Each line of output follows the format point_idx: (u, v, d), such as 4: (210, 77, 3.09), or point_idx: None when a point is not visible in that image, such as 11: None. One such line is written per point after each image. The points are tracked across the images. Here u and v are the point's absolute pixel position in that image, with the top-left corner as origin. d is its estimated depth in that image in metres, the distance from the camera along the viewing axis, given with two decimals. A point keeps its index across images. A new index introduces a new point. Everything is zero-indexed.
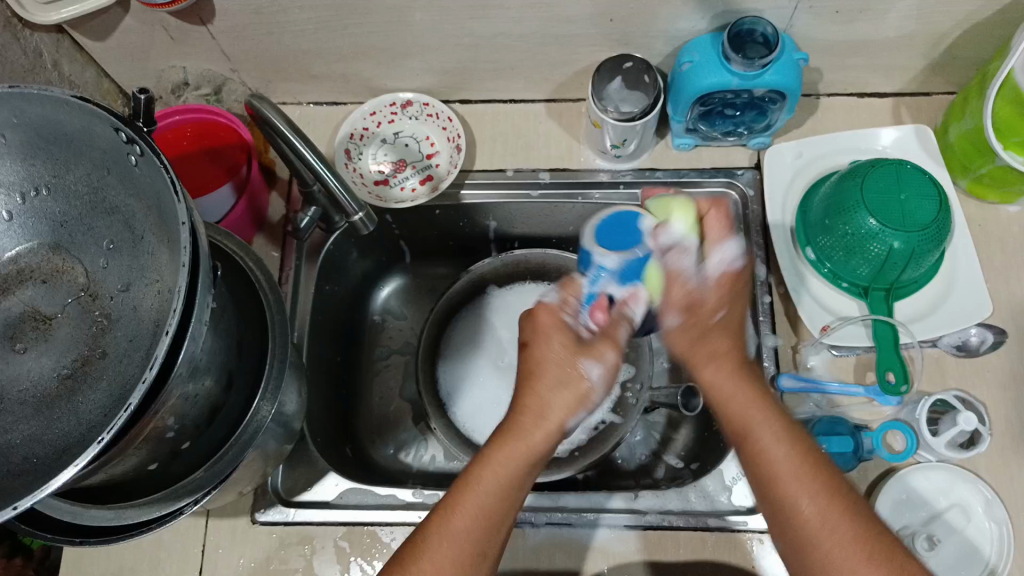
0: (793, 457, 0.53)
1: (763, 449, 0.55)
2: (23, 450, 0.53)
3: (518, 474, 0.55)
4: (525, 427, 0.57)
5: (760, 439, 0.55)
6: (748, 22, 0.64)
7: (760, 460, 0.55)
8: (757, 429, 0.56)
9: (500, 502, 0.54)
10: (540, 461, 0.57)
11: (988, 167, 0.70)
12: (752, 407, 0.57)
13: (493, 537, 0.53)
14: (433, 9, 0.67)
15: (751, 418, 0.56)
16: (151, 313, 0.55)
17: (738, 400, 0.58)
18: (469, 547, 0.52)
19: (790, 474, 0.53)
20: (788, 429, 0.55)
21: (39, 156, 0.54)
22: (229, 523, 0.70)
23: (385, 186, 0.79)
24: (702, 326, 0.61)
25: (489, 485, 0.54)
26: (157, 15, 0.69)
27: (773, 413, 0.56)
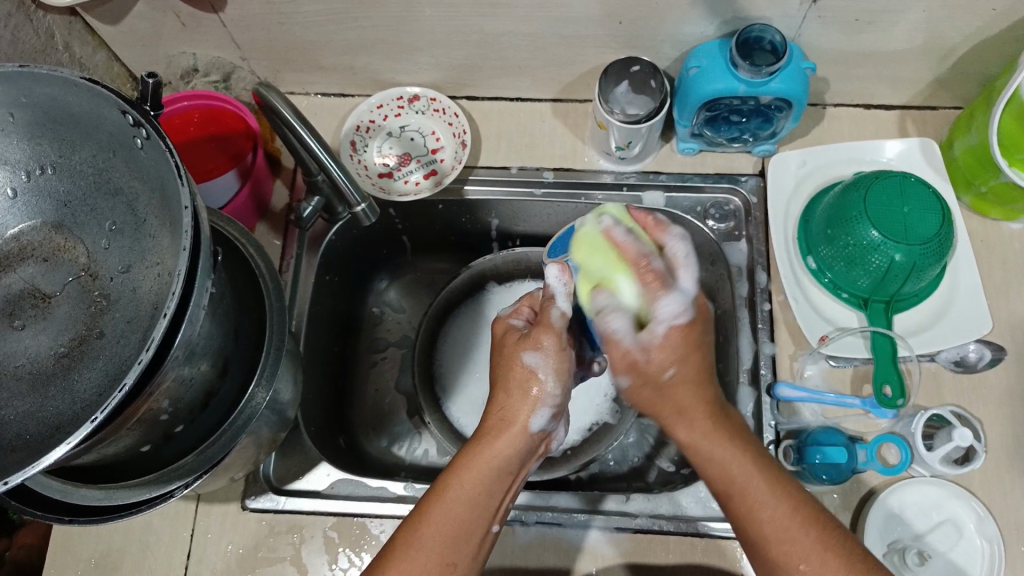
0: (783, 520, 0.50)
1: (755, 510, 0.51)
2: (17, 426, 0.53)
3: (489, 486, 0.54)
4: (491, 441, 0.56)
5: (749, 496, 0.52)
6: (756, 30, 0.65)
7: (749, 522, 0.51)
8: (750, 485, 0.52)
9: (471, 516, 0.53)
10: (512, 477, 0.56)
11: (992, 183, 0.70)
12: (734, 469, 0.53)
13: (466, 551, 0.52)
14: (443, 6, 0.67)
15: (739, 477, 0.52)
16: (150, 296, 0.56)
17: (727, 461, 0.53)
18: (439, 556, 0.50)
19: (780, 537, 0.50)
20: (775, 482, 0.52)
21: (46, 135, 0.54)
22: (219, 509, 0.70)
23: (389, 179, 0.80)
24: (653, 389, 0.55)
25: (457, 496, 0.53)
26: (170, 1, 0.69)
27: (756, 474, 0.52)
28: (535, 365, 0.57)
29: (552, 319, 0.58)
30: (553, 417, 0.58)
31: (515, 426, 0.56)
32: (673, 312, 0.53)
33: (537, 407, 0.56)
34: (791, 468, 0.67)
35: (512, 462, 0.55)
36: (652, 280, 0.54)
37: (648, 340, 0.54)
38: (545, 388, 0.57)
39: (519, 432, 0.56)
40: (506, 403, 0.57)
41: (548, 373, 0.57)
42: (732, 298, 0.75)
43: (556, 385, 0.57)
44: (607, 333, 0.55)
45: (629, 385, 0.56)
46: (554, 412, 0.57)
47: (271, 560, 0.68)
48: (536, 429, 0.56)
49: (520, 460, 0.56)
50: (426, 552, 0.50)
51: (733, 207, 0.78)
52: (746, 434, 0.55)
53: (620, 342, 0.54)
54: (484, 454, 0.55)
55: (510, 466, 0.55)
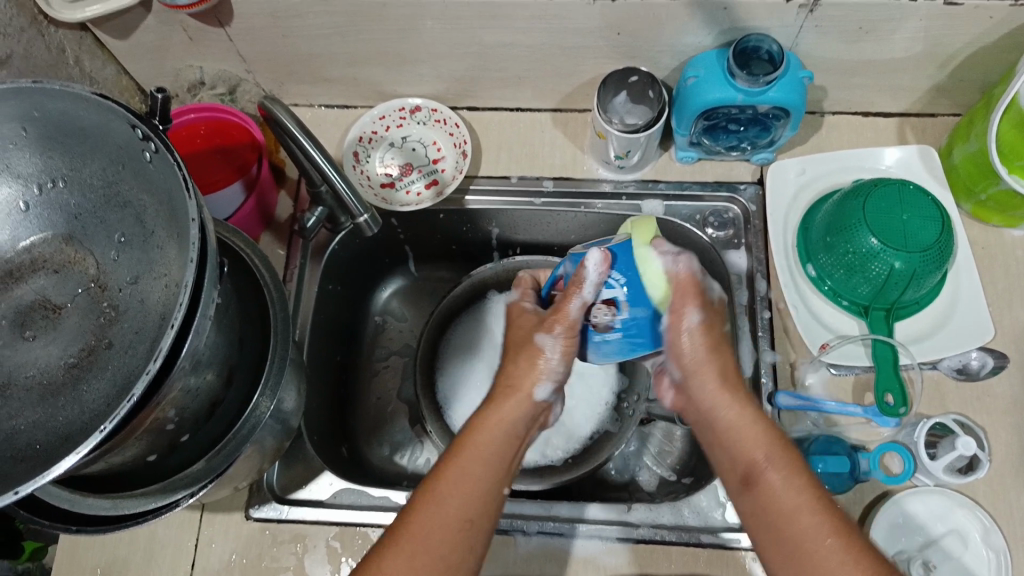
0: (799, 491, 0.50)
1: (775, 486, 0.51)
2: (28, 435, 0.54)
3: (499, 448, 0.55)
4: (502, 404, 0.57)
5: (771, 472, 0.51)
6: (753, 40, 0.65)
7: (768, 499, 0.51)
8: (766, 458, 0.52)
9: (485, 478, 0.53)
10: (519, 441, 0.57)
11: (993, 190, 0.70)
12: (754, 442, 0.53)
13: (484, 512, 0.52)
14: (444, 18, 0.68)
15: (762, 453, 0.52)
16: (158, 306, 0.56)
17: (749, 437, 0.53)
18: (457, 512, 0.51)
19: (804, 512, 0.49)
20: (795, 460, 0.52)
21: (57, 149, 0.56)
22: (223, 518, 0.70)
23: (391, 189, 0.80)
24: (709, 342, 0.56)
25: (472, 457, 0.54)
26: (177, 16, 0.71)
27: (778, 446, 0.53)
28: (544, 345, 0.58)
29: (570, 309, 0.57)
30: (555, 388, 0.60)
31: (517, 396, 0.58)
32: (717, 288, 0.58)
33: (540, 379, 0.58)
34: None
35: (518, 428, 0.57)
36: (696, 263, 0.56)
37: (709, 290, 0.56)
38: (550, 364, 0.58)
39: (523, 402, 0.57)
40: (514, 372, 0.59)
41: (557, 351, 0.58)
42: (732, 304, 0.75)
43: (560, 365, 0.58)
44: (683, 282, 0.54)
45: (699, 324, 0.55)
46: (557, 386, 0.59)
47: (274, 570, 0.68)
48: (540, 399, 0.58)
49: (524, 427, 0.58)
50: (447, 511, 0.51)
51: (732, 215, 0.78)
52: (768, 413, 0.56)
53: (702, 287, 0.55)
54: (490, 421, 0.56)
55: (516, 430, 0.57)
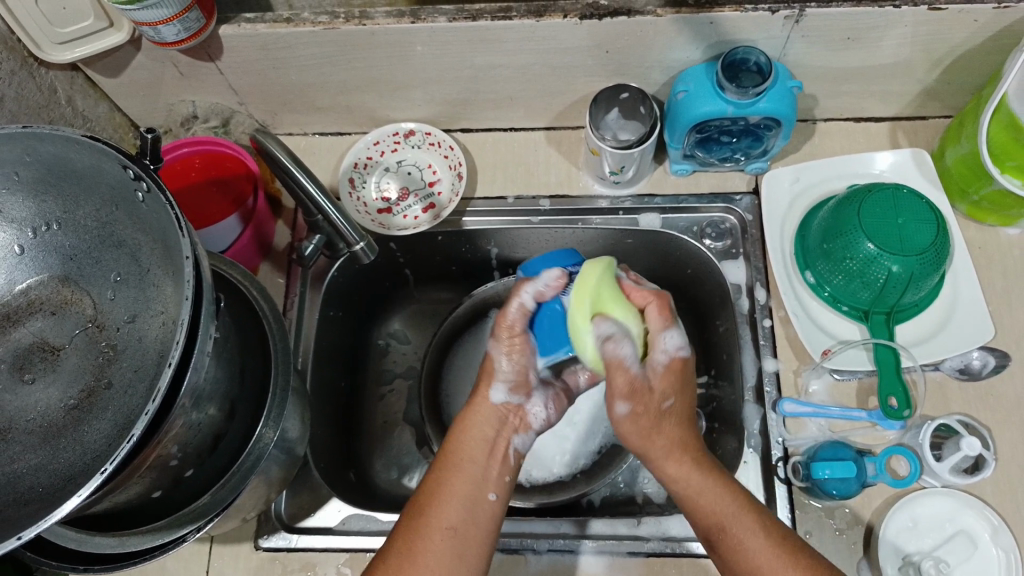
0: (768, 548, 0.53)
1: (742, 546, 0.54)
2: (30, 479, 0.54)
3: (472, 453, 0.59)
4: (473, 417, 0.62)
5: (734, 534, 0.54)
6: (740, 53, 0.66)
7: (737, 560, 0.53)
8: (735, 515, 0.55)
9: (467, 482, 0.57)
10: (497, 452, 0.60)
11: (985, 191, 0.70)
12: (720, 499, 0.56)
13: (470, 516, 0.55)
14: (434, 43, 0.69)
15: (727, 516, 0.55)
16: (156, 344, 0.57)
17: (713, 499, 0.56)
18: (439, 524, 0.54)
19: (767, 570, 0.52)
20: (762, 520, 0.55)
21: (48, 193, 0.56)
22: (232, 549, 0.70)
23: (388, 214, 0.80)
24: (649, 419, 0.59)
25: (447, 466, 0.58)
26: (167, 53, 0.71)
27: (744, 502, 0.56)
28: (494, 352, 0.65)
29: (509, 313, 0.64)
30: (512, 389, 0.64)
31: (480, 405, 0.63)
32: (673, 347, 0.59)
33: (493, 381, 0.63)
34: (801, 484, 0.67)
35: (485, 430, 0.61)
36: (660, 312, 0.60)
37: (650, 368, 0.59)
38: (500, 368, 0.64)
39: (484, 407, 0.62)
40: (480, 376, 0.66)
41: (504, 355, 0.64)
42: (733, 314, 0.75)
43: (504, 360, 0.64)
44: (611, 361, 0.58)
45: (626, 413, 0.60)
46: (513, 383, 0.64)
47: None
48: (497, 401, 0.63)
49: (495, 430, 0.62)
50: (433, 518, 0.54)
51: (729, 225, 0.78)
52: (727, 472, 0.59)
53: (625, 368, 0.58)
54: (461, 433, 0.61)
55: (492, 441, 0.61)
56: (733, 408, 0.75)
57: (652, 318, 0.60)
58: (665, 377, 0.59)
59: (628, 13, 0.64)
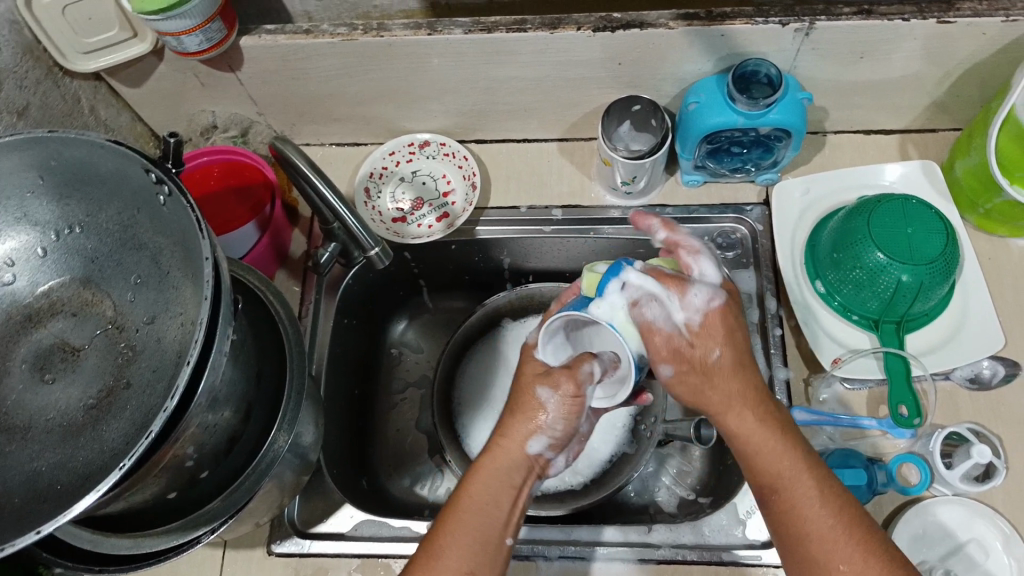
0: (832, 515, 0.52)
1: (800, 509, 0.53)
2: (50, 476, 0.55)
3: (495, 496, 0.57)
4: (494, 452, 0.59)
5: (796, 496, 0.53)
6: (751, 66, 0.67)
7: (792, 515, 0.53)
8: (796, 479, 0.54)
9: (485, 527, 0.55)
10: (516, 490, 0.58)
11: (995, 201, 0.71)
12: (783, 463, 0.55)
13: (485, 562, 0.54)
14: (450, 55, 0.70)
15: (787, 474, 0.54)
16: (174, 345, 0.58)
17: (772, 457, 0.55)
18: (456, 568, 0.53)
19: (826, 537, 0.51)
20: (823, 481, 0.54)
21: (73, 197, 0.57)
22: (245, 554, 0.71)
23: (403, 223, 0.81)
24: (698, 374, 0.59)
25: (468, 509, 0.56)
26: (188, 63, 0.73)
27: (807, 464, 0.55)
28: (545, 398, 0.59)
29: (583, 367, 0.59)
30: (550, 444, 0.60)
31: (513, 446, 0.59)
32: (700, 300, 0.59)
33: (536, 432, 0.59)
34: None
35: (513, 472, 0.58)
36: (668, 280, 0.58)
37: (683, 326, 0.58)
38: (549, 419, 0.59)
39: (515, 450, 0.59)
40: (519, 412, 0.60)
41: (555, 408, 0.59)
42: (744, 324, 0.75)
43: (559, 419, 0.59)
44: (645, 324, 0.58)
45: (672, 375, 0.60)
46: (552, 442, 0.60)
47: None
48: (534, 451, 0.59)
49: (522, 474, 0.59)
50: (446, 562, 0.53)
51: (739, 236, 0.79)
52: (792, 425, 0.58)
53: (660, 329, 0.58)
54: (481, 473, 0.58)
55: (512, 480, 0.58)
56: None
57: (666, 280, 0.58)
58: (703, 333, 0.59)
59: (641, 25, 0.66)
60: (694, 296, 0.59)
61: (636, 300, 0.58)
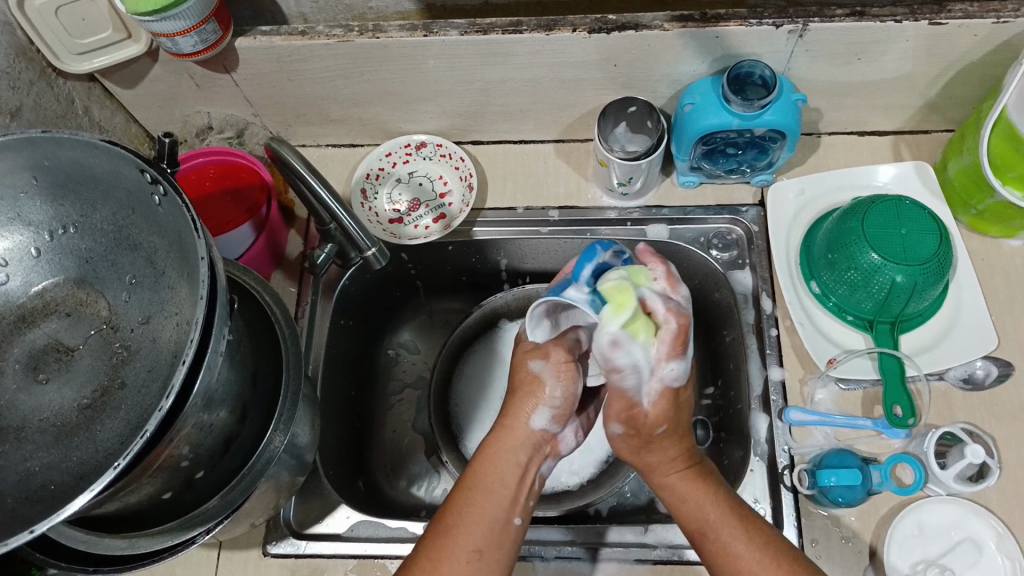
0: (758, 553, 0.53)
1: (728, 550, 0.54)
2: (44, 476, 0.55)
3: (502, 476, 0.57)
4: (500, 435, 0.59)
5: (721, 540, 0.54)
6: (745, 67, 0.67)
7: (725, 559, 0.54)
8: (720, 523, 0.55)
9: (495, 506, 0.55)
10: (523, 470, 0.58)
11: (988, 202, 0.71)
12: (708, 510, 0.56)
13: (494, 540, 0.54)
14: (446, 57, 0.70)
15: (712, 520, 0.55)
16: (169, 345, 0.58)
17: (697, 506, 0.56)
18: (467, 544, 0.53)
19: (755, 573, 0.52)
20: (748, 526, 0.55)
21: (67, 197, 0.57)
22: (241, 555, 0.71)
23: (399, 224, 0.81)
24: (644, 439, 0.57)
25: (476, 488, 0.56)
26: (183, 64, 0.73)
27: (731, 509, 0.56)
28: (540, 370, 0.59)
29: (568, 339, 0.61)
30: (556, 416, 0.60)
31: (517, 426, 0.59)
32: (670, 376, 0.54)
33: (538, 403, 0.59)
34: (807, 492, 0.67)
35: (519, 453, 0.58)
36: (675, 342, 0.53)
37: (646, 397, 0.54)
38: (548, 390, 0.59)
39: (519, 429, 0.59)
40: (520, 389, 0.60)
41: (552, 377, 0.59)
42: (740, 324, 0.76)
43: (558, 387, 0.59)
44: (614, 387, 0.54)
45: (620, 435, 0.58)
46: (556, 412, 0.59)
47: None
48: (538, 426, 0.59)
49: (528, 455, 0.59)
50: (458, 538, 0.53)
51: (735, 236, 0.79)
52: (717, 475, 0.59)
53: (628, 396, 0.54)
54: (490, 455, 0.58)
55: (519, 462, 0.58)
56: (739, 416, 0.75)
57: (665, 341, 0.53)
58: (656, 414, 0.55)
59: (635, 27, 0.66)
60: (674, 371, 0.54)
61: (619, 364, 0.53)
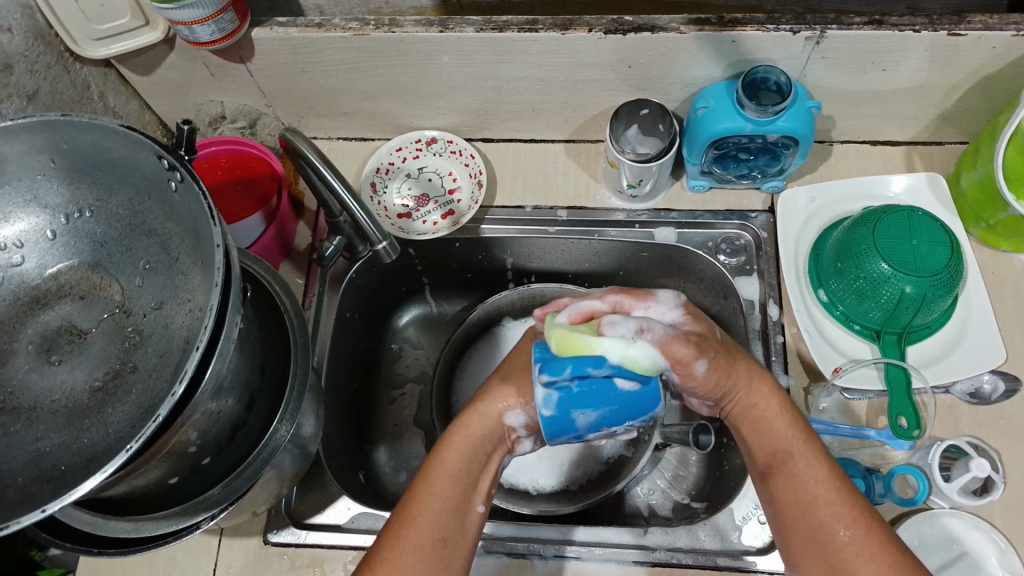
0: (827, 483, 0.53)
1: (799, 477, 0.54)
2: (55, 457, 0.55)
3: (468, 463, 0.56)
4: (465, 421, 0.58)
5: (797, 463, 0.55)
6: (761, 72, 0.67)
7: (793, 486, 0.54)
8: (794, 449, 0.55)
9: (456, 491, 0.55)
10: (486, 459, 0.58)
11: (1000, 216, 0.71)
12: (784, 435, 0.56)
13: (457, 527, 0.53)
14: (460, 53, 0.70)
15: (792, 445, 0.56)
16: (181, 331, 0.58)
17: (778, 428, 0.57)
18: (428, 531, 0.52)
19: (825, 500, 0.53)
20: (818, 451, 0.55)
21: (84, 180, 0.57)
22: (242, 543, 0.71)
23: (408, 219, 0.81)
24: (725, 362, 0.57)
25: (441, 474, 0.55)
26: (199, 53, 0.73)
27: (806, 439, 0.56)
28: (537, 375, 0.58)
29: None
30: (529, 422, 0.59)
31: (483, 412, 0.58)
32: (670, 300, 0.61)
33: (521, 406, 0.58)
34: None
35: (485, 441, 0.57)
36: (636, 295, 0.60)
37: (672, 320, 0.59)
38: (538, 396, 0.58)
39: (489, 420, 0.58)
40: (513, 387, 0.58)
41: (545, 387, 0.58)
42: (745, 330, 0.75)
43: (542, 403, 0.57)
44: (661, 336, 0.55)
45: (707, 368, 0.56)
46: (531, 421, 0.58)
47: None
48: (511, 423, 0.58)
49: (491, 444, 0.58)
50: (418, 526, 0.52)
51: (744, 242, 0.79)
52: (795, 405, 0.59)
53: (670, 329, 0.56)
54: (453, 441, 0.57)
55: (483, 450, 0.57)
56: None
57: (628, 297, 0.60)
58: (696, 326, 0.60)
59: (652, 28, 0.66)
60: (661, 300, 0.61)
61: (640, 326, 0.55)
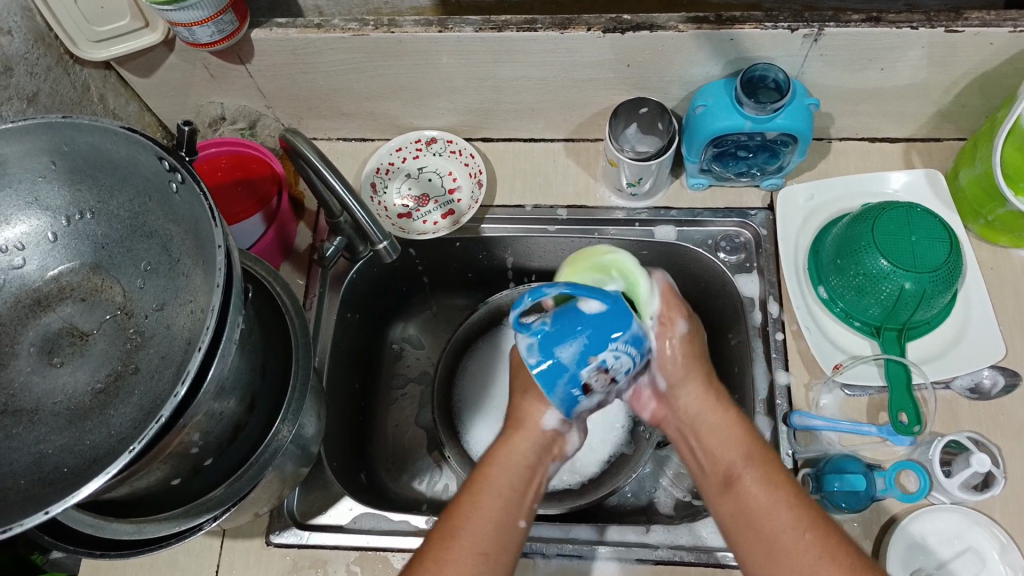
0: (774, 493, 0.54)
1: (750, 490, 0.55)
2: (57, 458, 0.55)
3: (510, 478, 0.57)
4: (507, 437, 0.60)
5: (750, 475, 0.56)
6: (759, 70, 0.67)
7: (746, 500, 0.55)
8: (743, 464, 0.57)
9: (498, 505, 0.56)
10: (530, 474, 0.58)
11: (998, 212, 0.71)
12: (735, 450, 0.58)
13: (502, 541, 0.54)
14: (459, 53, 0.71)
15: (741, 459, 0.57)
16: (184, 332, 0.58)
17: (726, 445, 0.59)
18: (474, 545, 0.53)
19: (777, 508, 0.54)
20: (768, 463, 0.57)
21: (84, 181, 0.57)
22: (243, 544, 0.71)
23: (408, 219, 0.82)
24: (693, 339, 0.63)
25: (485, 490, 0.56)
26: (199, 54, 0.73)
27: (756, 452, 0.57)
28: None
29: None
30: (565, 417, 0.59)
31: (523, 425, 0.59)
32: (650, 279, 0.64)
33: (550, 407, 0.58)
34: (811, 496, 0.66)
35: (529, 454, 0.59)
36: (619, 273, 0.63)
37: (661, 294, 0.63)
38: None
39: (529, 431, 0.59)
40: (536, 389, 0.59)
41: None
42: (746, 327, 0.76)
43: None
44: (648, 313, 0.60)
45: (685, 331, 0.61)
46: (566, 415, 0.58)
47: None
48: (550, 426, 0.59)
49: (535, 457, 0.59)
50: (462, 539, 0.53)
51: (744, 240, 0.79)
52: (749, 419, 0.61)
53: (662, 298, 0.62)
54: (497, 458, 0.59)
55: (526, 465, 0.58)
56: None
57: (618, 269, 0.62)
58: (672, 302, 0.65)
59: (650, 27, 0.66)
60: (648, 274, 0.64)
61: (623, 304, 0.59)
